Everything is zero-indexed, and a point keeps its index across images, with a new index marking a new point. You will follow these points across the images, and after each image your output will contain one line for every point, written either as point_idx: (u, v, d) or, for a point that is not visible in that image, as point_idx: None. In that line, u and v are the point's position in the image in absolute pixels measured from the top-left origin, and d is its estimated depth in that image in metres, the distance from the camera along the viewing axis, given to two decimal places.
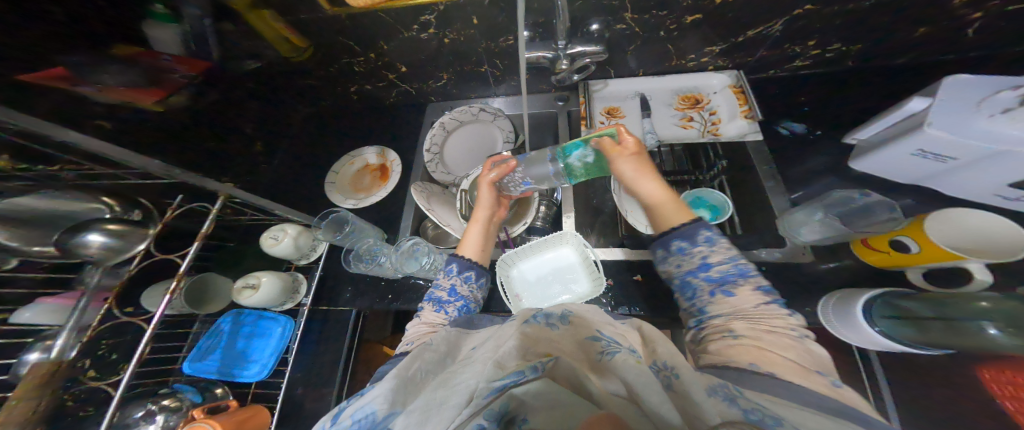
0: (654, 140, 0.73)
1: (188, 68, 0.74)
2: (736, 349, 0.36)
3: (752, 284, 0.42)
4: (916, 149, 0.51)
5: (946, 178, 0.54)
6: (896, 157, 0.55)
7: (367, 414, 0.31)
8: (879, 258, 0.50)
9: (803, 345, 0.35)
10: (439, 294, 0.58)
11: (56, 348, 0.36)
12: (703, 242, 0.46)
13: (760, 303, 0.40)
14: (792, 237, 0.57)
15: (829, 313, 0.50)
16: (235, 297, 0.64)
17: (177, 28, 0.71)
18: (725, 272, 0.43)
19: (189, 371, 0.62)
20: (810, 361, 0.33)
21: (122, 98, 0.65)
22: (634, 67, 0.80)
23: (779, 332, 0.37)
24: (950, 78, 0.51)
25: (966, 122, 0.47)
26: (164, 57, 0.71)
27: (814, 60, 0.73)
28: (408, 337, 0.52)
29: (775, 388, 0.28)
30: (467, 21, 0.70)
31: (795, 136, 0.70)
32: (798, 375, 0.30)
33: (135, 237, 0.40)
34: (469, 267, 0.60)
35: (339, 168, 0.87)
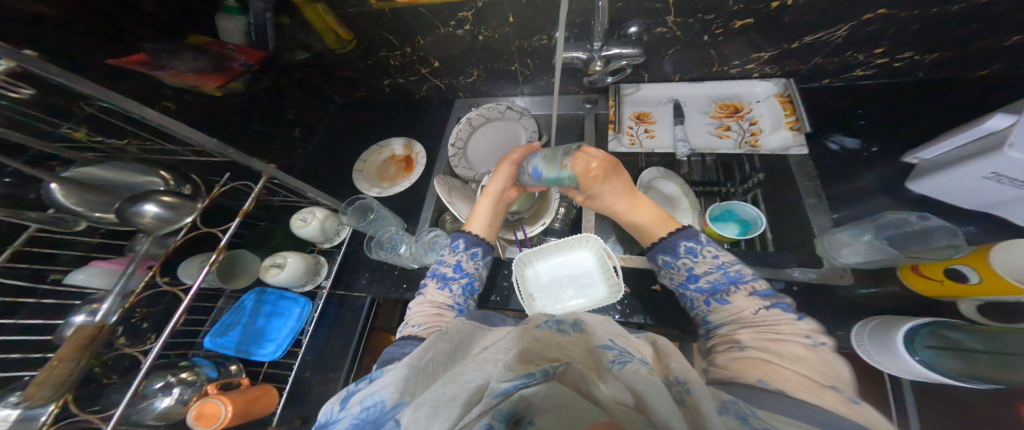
0: (685, 149, 0.71)
1: (247, 57, 0.75)
2: (743, 362, 0.36)
3: (746, 290, 0.43)
4: (991, 172, 0.47)
5: (1020, 204, 0.50)
6: (962, 180, 0.52)
7: (376, 402, 0.31)
8: (928, 287, 0.48)
9: (818, 353, 0.35)
10: (445, 271, 0.58)
11: (102, 311, 0.37)
12: (684, 253, 0.48)
13: (757, 308, 0.41)
14: (831, 257, 0.55)
15: (866, 341, 0.47)
16: (262, 275, 0.66)
17: (243, 19, 0.73)
18: (714, 281, 0.45)
19: (210, 346, 0.64)
20: (827, 373, 0.32)
21: (188, 83, 0.67)
22: (669, 72, 0.78)
23: (787, 340, 0.37)
24: None
25: None
26: (229, 47, 0.73)
27: (880, 69, 0.69)
28: (411, 317, 0.52)
29: (788, 407, 0.28)
30: (503, 20, 0.70)
31: (845, 152, 0.67)
32: (809, 391, 0.30)
33: (186, 210, 0.41)
34: (477, 243, 0.61)
35: (367, 157, 0.89)
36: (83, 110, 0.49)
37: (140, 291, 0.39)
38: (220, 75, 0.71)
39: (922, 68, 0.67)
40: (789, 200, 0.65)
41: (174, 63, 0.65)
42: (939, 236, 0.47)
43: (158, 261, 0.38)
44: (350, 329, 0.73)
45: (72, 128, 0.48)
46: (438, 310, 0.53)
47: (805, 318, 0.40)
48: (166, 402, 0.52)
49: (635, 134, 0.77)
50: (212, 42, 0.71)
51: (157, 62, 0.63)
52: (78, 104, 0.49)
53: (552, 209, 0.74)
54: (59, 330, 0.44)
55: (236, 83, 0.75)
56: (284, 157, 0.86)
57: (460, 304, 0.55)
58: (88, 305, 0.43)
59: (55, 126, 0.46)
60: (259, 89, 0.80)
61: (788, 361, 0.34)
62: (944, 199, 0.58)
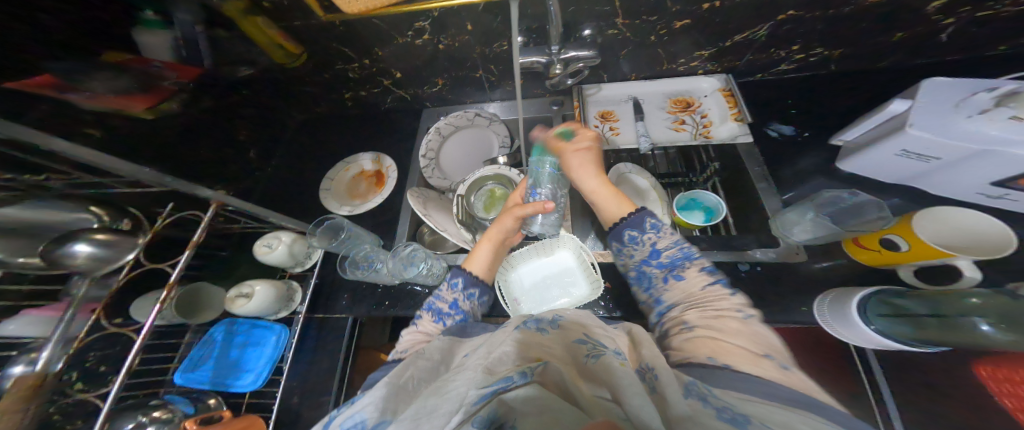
0: (647, 144, 0.74)
1: (180, 74, 0.70)
2: (693, 342, 0.37)
3: (698, 265, 0.47)
4: (900, 149, 0.52)
5: (933, 176, 0.55)
6: (882, 158, 0.56)
7: (356, 422, 0.30)
8: (870, 257, 0.51)
9: (750, 325, 0.37)
10: (440, 306, 0.56)
11: (40, 361, 0.34)
12: (650, 229, 0.51)
13: (705, 284, 0.45)
14: (784, 237, 0.58)
15: (826, 313, 0.50)
16: (228, 307, 0.63)
17: (169, 34, 0.66)
18: (672, 257, 0.48)
19: (182, 381, 0.62)
20: (761, 342, 0.35)
21: (113, 107, 0.61)
22: (626, 71, 0.81)
23: (726, 316, 0.39)
24: (928, 81, 0.50)
25: (946, 123, 0.48)
26: (155, 64, 0.66)
27: (799, 64, 0.74)
28: (401, 346, 0.51)
29: (737, 382, 0.29)
30: (461, 28, 0.71)
31: (782, 138, 0.71)
32: (751, 363, 0.31)
33: (124, 247, 0.40)
34: (475, 283, 0.60)
35: (334, 175, 0.88)
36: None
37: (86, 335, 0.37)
38: (148, 95, 0.66)
39: (830, 63, 0.73)
40: (745, 186, 0.68)
41: (90, 85, 0.58)
42: (870, 210, 0.52)
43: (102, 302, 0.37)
44: (334, 349, 0.71)
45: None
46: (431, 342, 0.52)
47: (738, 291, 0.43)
48: None
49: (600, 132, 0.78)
50: (135, 60, 0.64)
51: (72, 84, 0.56)
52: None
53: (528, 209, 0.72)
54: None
55: (168, 105, 0.69)
56: None
57: None
58: (25, 356, 0.40)
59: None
60: (207, 112, 0.77)
61: (729, 336, 0.35)
62: (869, 176, 0.62)
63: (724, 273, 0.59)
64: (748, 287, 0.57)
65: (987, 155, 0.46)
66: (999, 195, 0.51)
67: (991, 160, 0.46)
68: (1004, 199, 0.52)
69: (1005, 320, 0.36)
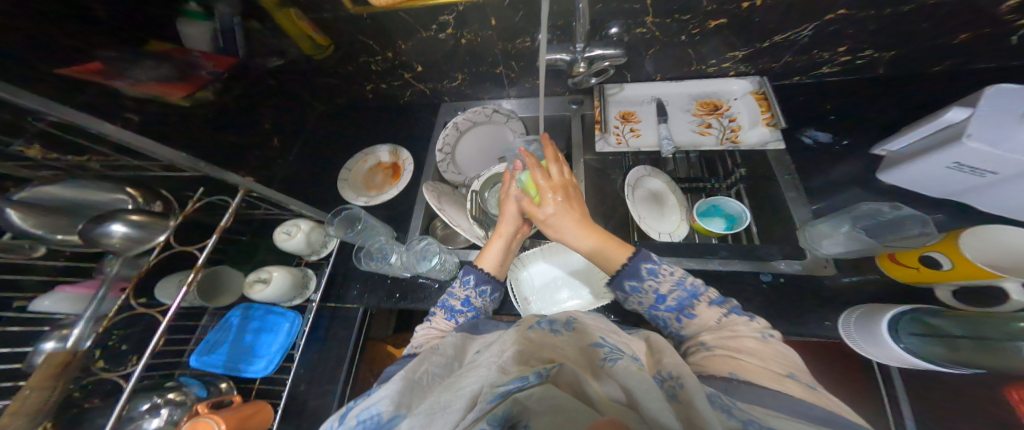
0: (670, 147, 0.71)
1: (215, 64, 0.72)
2: (712, 360, 0.36)
3: (706, 301, 0.44)
4: (952, 162, 0.49)
5: (981, 191, 0.52)
6: (928, 170, 0.54)
7: (372, 415, 0.30)
8: (905, 274, 0.49)
9: (770, 345, 0.36)
10: (452, 303, 0.56)
11: (71, 337, 0.35)
12: (648, 276, 0.46)
13: (720, 316, 0.42)
14: (811, 248, 0.56)
15: (852, 327, 0.48)
16: (246, 291, 0.64)
17: (208, 25, 0.68)
18: (679, 298, 0.45)
19: (197, 365, 0.64)
20: (782, 362, 0.34)
21: (152, 93, 0.63)
22: (651, 71, 0.79)
23: (743, 336, 0.38)
24: (992, 88, 0.48)
25: (1007, 135, 0.45)
26: (194, 54, 0.69)
27: (844, 66, 0.71)
28: (415, 340, 0.51)
29: (764, 399, 0.28)
30: (485, 23, 0.70)
31: (815, 145, 0.69)
32: (775, 380, 0.31)
33: (158, 228, 0.40)
34: (486, 280, 0.59)
35: (352, 166, 0.88)
36: (32, 125, 0.45)
37: (115, 314, 0.38)
38: (185, 84, 0.68)
39: (882, 65, 0.70)
40: (770, 194, 0.66)
41: (133, 72, 0.60)
42: (912, 224, 0.48)
43: (131, 283, 0.38)
44: (344, 339, 0.71)
45: (24, 145, 0.45)
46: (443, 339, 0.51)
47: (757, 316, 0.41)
48: (155, 424, 0.49)
49: (621, 133, 0.77)
50: (176, 49, 0.66)
51: (117, 71, 0.58)
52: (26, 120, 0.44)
53: None
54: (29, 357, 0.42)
55: (204, 92, 0.71)
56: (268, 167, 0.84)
57: None
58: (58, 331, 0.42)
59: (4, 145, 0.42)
60: (230, 97, 0.78)
61: (747, 355, 0.35)
62: (911, 189, 0.60)
63: (745, 283, 0.57)
64: (769, 298, 0.55)
65: None
66: None
67: None
68: None
69: None
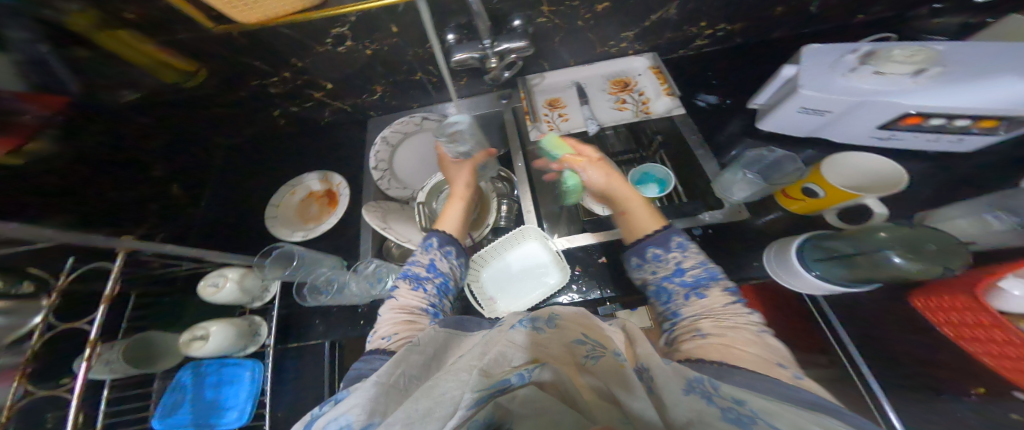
0: (595, 126, 0.75)
1: (39, 106, 0.53)
2: (704, 348, 0.37)
3: (722, 286, 0.45)
4: (800, 107, 0.57)
5: (830, 128, 0.61)
6: (788, 115, 0.61)
7: (342, 426, 0.28)
8: (799, 206, 0.55)
9: (765, 338, 0.37)
10: (417, 271, 0.57)
11: None
12: (675, 248, 0.51)
13: (727, 303, 0.43)
14: (726, 197, 0.61)
15: (775, 264, 0.53)
16: (183, 351, 0.59)
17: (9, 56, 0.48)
18: (697, 276, 0.47)
19: (161, 428, 0.60)
20: (774, 353, 0.34)
21: None
22: (566, 57, 0.82)
23: (742, 328, 0.39)
24: (807, 49, 0.53)
25: (830, 81, 0.52)
26: (7, 95, 0.51)
27: (710, 39, 0.78)
28: (383, 323, 0.50)
29: (752, 382, 0.29)
30: (387, 31, 0.68)
31: (708, 107, 0.75)
32: (763, 369, 0.31)
33: (24, 313, 0.39)
34: (449, 242, 0.61)
35: (280, 201, 0.83)
36: None
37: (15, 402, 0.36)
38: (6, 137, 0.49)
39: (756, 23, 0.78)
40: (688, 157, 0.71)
41: None
42: (787, 163, 0.59)
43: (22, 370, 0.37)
44: (313, 379, 0.68)
45: None
46: (411, 313, 0.51)
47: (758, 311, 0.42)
48: None
49: (551, 120, 0.79)
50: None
51: None
52: None
53: (493, 209, 0.74)
54: None
55: (36, 142, 0.53)
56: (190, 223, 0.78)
57: (435, 303, 0.54)
58: None
59: None
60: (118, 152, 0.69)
61: (742, 345, 0.35)
62: (782, 132, 0.67)
63: None
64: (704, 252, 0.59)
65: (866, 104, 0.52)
66: (886, 136, 0.58)
67: (871, 109, 0.53)
68: (890, 139, 0.58)
69: (912, 250, 0.41)
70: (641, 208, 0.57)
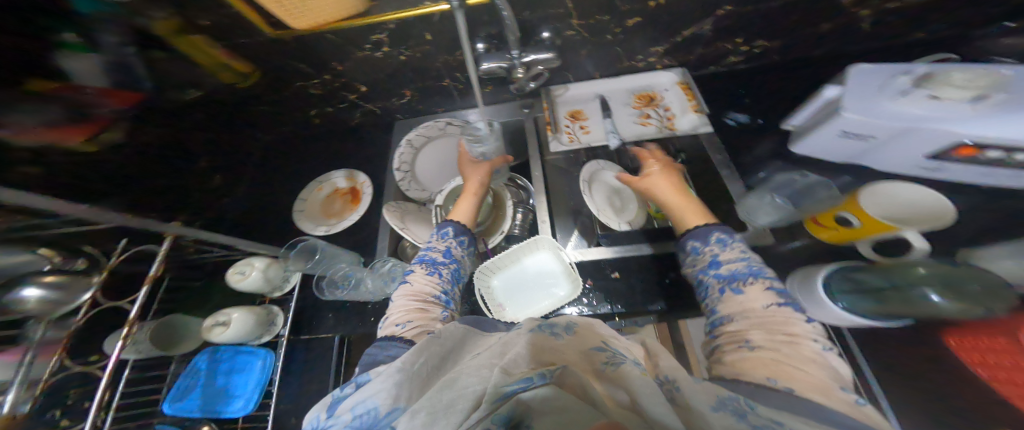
0: (617, 140, 0.75)
1: (115, 100, 0.62)
2: (748, 361, 0.33)
3: (762, 284, 0.41)
4: (840, 130, 0.55)
5: (873, 154, 0.59)
6: (827, 139, 0.60)
7: (367, 409, 0.30)
8: (829, 235, 0.53)
9: (824, 356, 0.32)
10: (433, 256, 0.58)
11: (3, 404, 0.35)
12: (715, 242, 0.48)
13: (770, 303, 0.38)
14: (749, 220, 0.60)
15: (795, 291, 0.51)
16: (206, 336, 0.63)
17: (96, 57, 0.58)
18: (734, 270, 0.44)
19: (170, 412, 0.61)
20: (834, 376, 0.30)
21: (44, 141, 0.53)
22: (591, 70, 0.82)
23: (797, 340, 0.34)
24: (854, 68, 0.54)
25: (876, 104, 0.51)
26: (86, 90, 0.58)
27: (749, 54, 0.78)
28: (394, 311, 0.49)
29: (800, 408, 0.26)
30: (420, 38, 0.71)
31: (739, 126, 0.74)
32: (818, 392, 0.28)
33: (78, 287, 0.40)
34: (463, 232, 0.63)
35: (307, 196, 0.86)
36: None
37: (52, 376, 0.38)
38: (84, 125, 0.58)
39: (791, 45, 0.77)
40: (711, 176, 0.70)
41: (15, 116, 0.50)
42: (818, 189, 0.58)
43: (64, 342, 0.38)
44: (322, 372, 0.70)
45: None
46: (423, 301, 0.51)
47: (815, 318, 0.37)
48: None
49: (572, 132, 0.79)
50: (64, 87, 0.56)
51: None
52: None
53: (508, 217, 0.73)
54: None
55: (109, 133, 0.62)
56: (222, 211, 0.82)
57: (447, 290, 0.55)
58: None
59: None
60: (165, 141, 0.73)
61: (795, 361, 0.31)
62: (818, 157, 0.65)
63: None
64: None
65: (912, 132, 0.50)
66: (933, 167, 0.56)
67: (917, 138, 0.51)
68: (938, 170, 0.56)
69: (951, 289, 0.39)
70: (690, 209, 0.56)
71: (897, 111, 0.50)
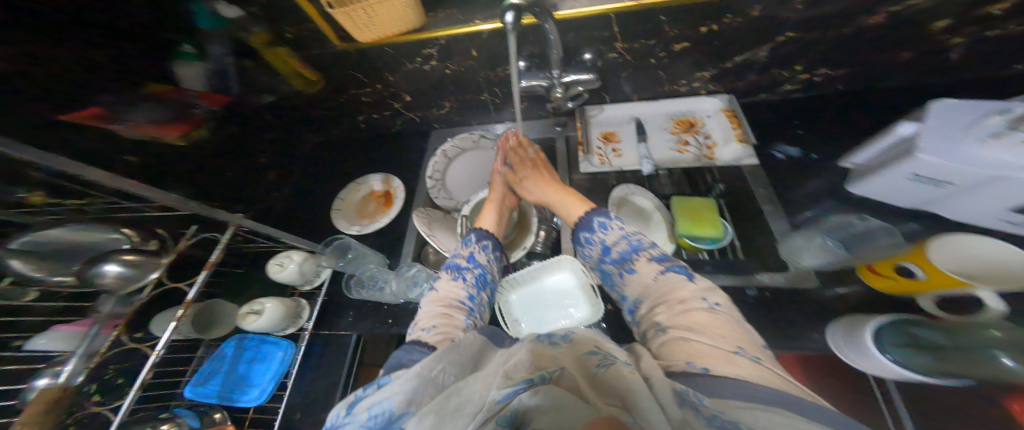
0: (650, 165, 0.74)
1: (210, 103, 0.74)
2: (669, 346, 0.38)
3: (646, 256, 0.49)
4: (911, 173, 0.52)
5: (948, 202, 0.54)
6: (892, 182, 0.56)
7: (383, 410, 0.30)
8: (886, 285, 0.49)
9: (716, 314, 0.39)
10: (458, 262, 0.59)
11: (64, 373, 0.36)
12: (602, 229, 0.55)
13: (656, 274, 0.47)
14: (795, 262, 0.56)
15: (841, 341, 0.48)
16: (240, 323, 0.65)
17: (201, 66, 0.70)
18: (623, 254, 0.51)
19: (189, 395, 0.63)
20: (731, 336, 0.35)
21: (147, 134, 0.62)
22: (628, 92, 0.82)
23: (690, 308, 0.40)
24: (937, 103, 0.54)
25: (956, 146, 0.49)
26: (188, 94, 0.70)
27: (800, 85, 0.75)
28: (421, 319, 0.50)
29: (726, 388, 0.29)
30: (466, 54, 0.74)
31: (790, 160, 0.71)
32: (726, 360, 0.32)
33: (149, 267, 0.43)
34: (487, 237, 0.64)
35: (345, 196, 0.90)
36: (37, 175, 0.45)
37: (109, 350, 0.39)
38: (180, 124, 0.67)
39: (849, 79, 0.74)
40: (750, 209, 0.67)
41: (132, 114, 0.61)
42: (878, 235, 0.53)
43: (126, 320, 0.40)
44: (337, 368, 0.72)
45: (27, 194, 0.44)
46: (448, 305, 0.52)
47: (695, 276, 0.45)
48: None
49: (603, 154, 0.79)
50: (171, 90, 0.67)
51: (113, 115, 0.58)
52: None
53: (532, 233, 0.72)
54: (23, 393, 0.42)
55: (199, 131, 0.71)
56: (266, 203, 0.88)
57: (473, 293, 0.55)
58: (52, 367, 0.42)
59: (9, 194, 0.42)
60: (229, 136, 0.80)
61: (698, 332, 0.37)
62: (881, 200, 0.61)
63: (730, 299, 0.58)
64: (756, 314, 0.55)
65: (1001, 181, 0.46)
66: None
67: (1004, 188, 0.47)
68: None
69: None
70: (570, 203, 0.65)
71: (983, 157, 0.47)
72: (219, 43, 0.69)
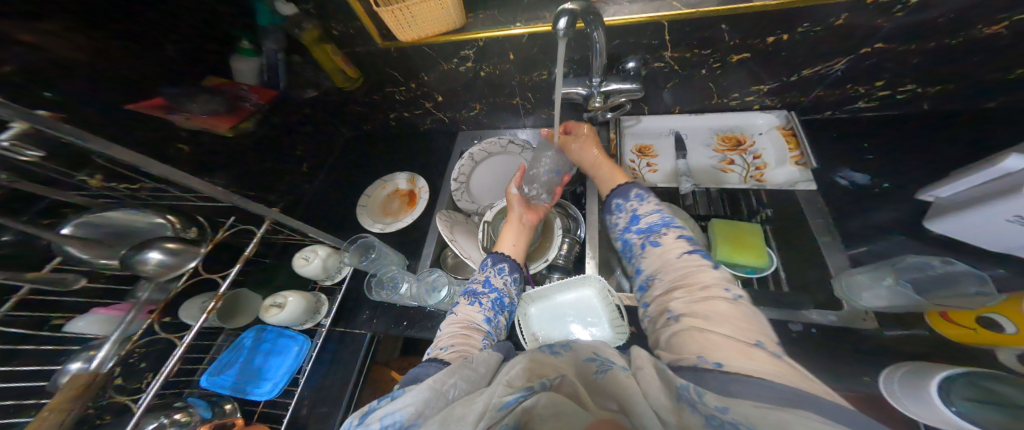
0: (690, 184, 0.69)
1: (258, 96, 0.77)
2: (681, 337, 0.36)
3: (675, 232, 0.49)
4: (1012, 214, 0.43)
5: None
6: (984, 221, 0.47)
7: (394, 421, 0.28)
8: (962, 335, 0.45)
9: (737, 306, 0.37)
10: (474, 287, 0.56)
11: (96, 358, 0.35)
12: (635, 199, 0.57)
13: (681, 252, 0.46)
14: (852, 300, 0.52)
15: (893, 386, 0.43)
16: (261, 315, 0.64)
17: (256, 61, 0.74)
18: (651, 225, 0.52)
19: (205, 385, 0.62)
20: (749, 329, 0.34)
21: (203, 126, 0.68)
22: (669, 103, 0.79)
23: (711, 293, 0.39)
24: None
25: None
26: (242, 87, 0.75)
27: (884, 101, 0.71)
28: (440, 340, 0.48)
29: (736, 386, 0.27)
30: (503, 57, 0.72)
31: (857, 187, 0.66)
32: (741, 353, 0.30)
33: (188, 255, 0.42)
34: (503, 259, 0.60)
35: (371, 193, 0.90)
36: (96, 160, 0.49)
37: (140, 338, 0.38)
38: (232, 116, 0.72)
39: (925, 101, 0.69)
40: (800, 236, 0.63)
41: (189, 107, 0.66)
42: (967, 281, 0.45)
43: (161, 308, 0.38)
44: (348, 367, 0.70)
45: (86, 177, 0.48)
46: (467, 328, 0.50)
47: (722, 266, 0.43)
48: None
49: (636, 167, 0.76)
50: (228, 83, 0.72)
51: (176, 106, 0.64)
52: (92, 155, 0.49)
53: (554, 246, 0.68)
54: (54, 377, 0.42)
55: (247, 123, 0.76)
56: (295, 195, 0.88)
57: (490, 316, 0.53)
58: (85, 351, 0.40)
59: (70, 176, 0.46)
60: (267, 127, 0.81)
61: (714, 324, 0.35)
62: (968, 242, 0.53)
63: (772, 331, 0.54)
64: (803, 349, 0.51)
65: None
66: None
67: None
68: None
69: None
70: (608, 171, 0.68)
71: None
72: (271, 40, 0.72)
